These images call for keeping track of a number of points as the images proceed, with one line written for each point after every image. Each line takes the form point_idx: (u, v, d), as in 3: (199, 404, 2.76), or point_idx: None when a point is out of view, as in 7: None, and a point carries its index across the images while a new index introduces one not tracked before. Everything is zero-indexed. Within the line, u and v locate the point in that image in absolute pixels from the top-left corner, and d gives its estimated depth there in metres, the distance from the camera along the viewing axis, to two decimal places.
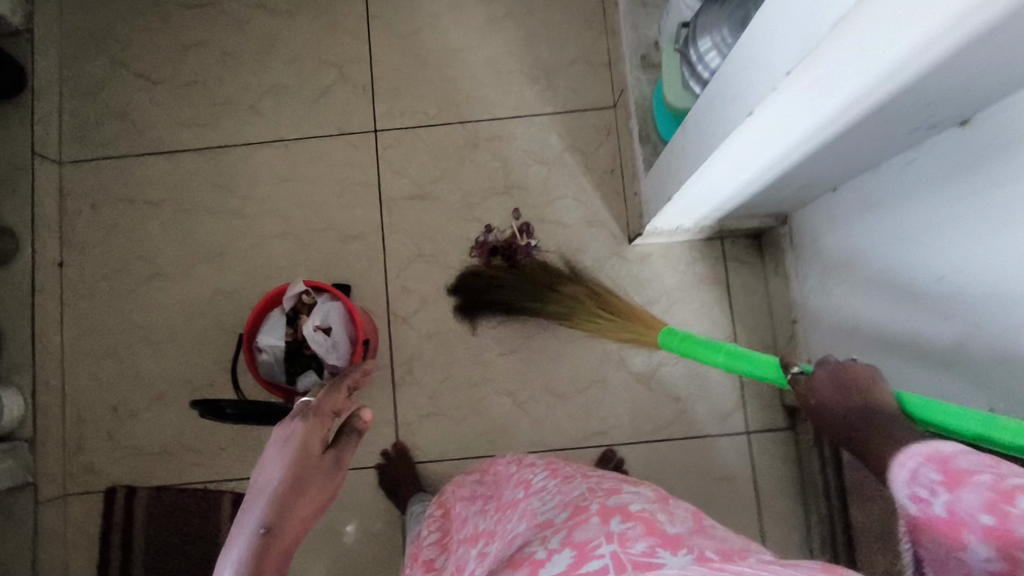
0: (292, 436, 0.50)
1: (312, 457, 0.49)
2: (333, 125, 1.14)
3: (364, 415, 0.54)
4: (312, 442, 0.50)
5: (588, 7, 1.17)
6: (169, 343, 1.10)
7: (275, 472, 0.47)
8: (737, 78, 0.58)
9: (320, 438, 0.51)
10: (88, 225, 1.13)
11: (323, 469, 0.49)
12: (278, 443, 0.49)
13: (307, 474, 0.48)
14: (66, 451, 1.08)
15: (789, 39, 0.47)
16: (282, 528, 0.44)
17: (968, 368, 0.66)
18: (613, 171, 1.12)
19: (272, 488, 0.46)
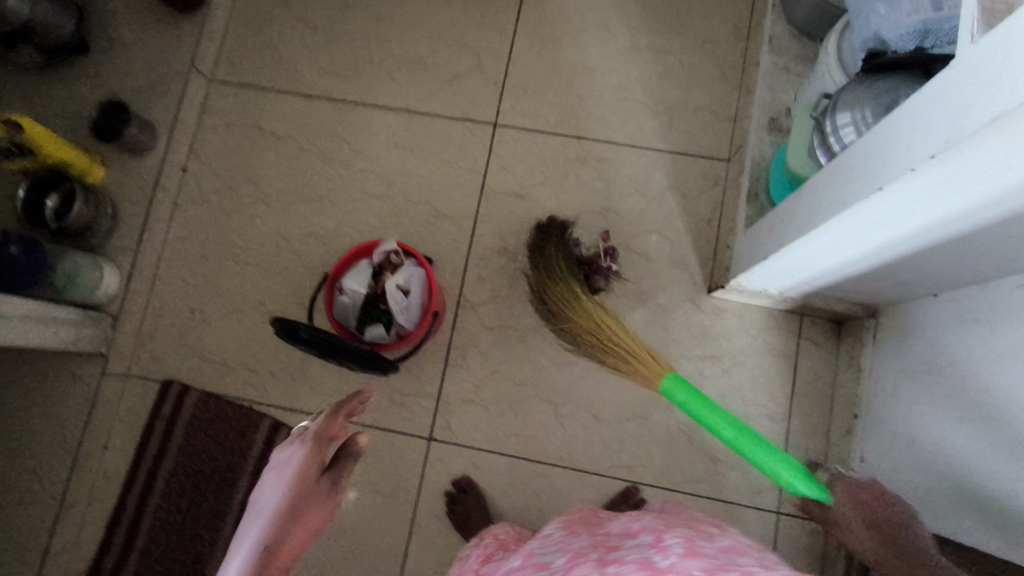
0: (287, 463, 0.56)
1: (301, 484, 0.54)
2: (457, 109, 1.19)
3: (358, 442, 0.57)
4: (304, 474, 0.55)
5: (728, 59, 1.18)
6: (255, 266, 1.18)
7: (271, 497, 0.53)
8: (873, 155, 0.58)
9: (307, 476, 0.55)
10: (217, 140, 1.21)
11: (316, 487, 0.55)
12: (269, 478, 0.56)
13: (302, 491, 0.54)
14: (138, 336, 1.15)
15: (943, 125, 0.48)
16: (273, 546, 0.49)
17: None
18: (710, 221, 1.13)
19: (268, 511, 0.52)
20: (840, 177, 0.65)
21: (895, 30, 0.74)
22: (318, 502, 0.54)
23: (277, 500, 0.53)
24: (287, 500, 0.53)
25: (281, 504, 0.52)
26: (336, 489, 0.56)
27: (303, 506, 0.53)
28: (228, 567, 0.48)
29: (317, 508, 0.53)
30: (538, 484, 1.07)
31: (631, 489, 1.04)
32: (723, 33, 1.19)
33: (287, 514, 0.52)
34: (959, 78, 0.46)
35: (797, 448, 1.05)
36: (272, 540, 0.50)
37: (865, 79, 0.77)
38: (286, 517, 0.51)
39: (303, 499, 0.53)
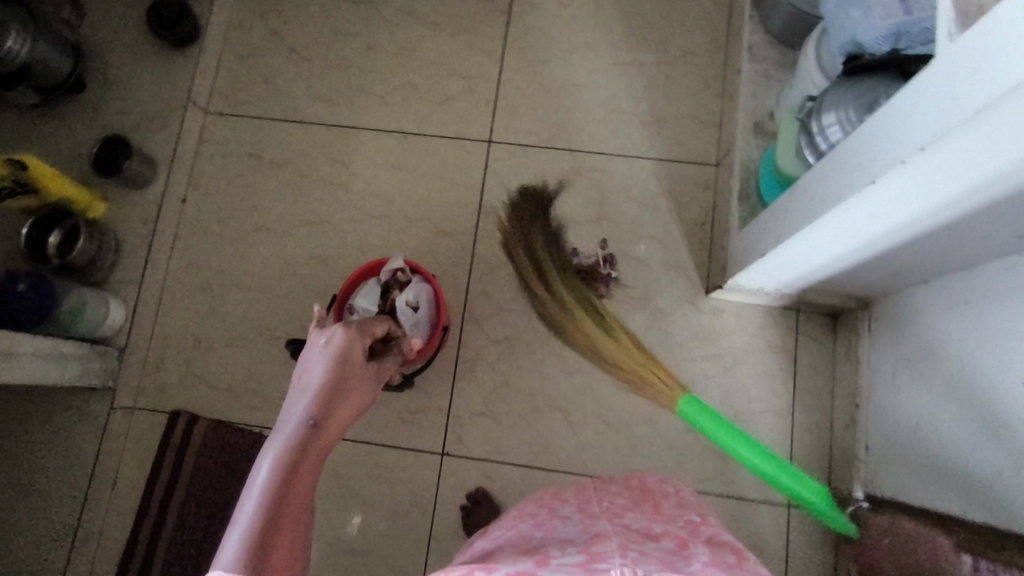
0: (332, 344, 0.69)
1: (344, 360, 0.68)
2: (451, 129, 1.23)
3: (379, 329, 0.77)
4: (349, 350, 0.69)
5: (710, 69, 1.23)
6: (259, 292, 1.19)
7: (318, 368, 0.67)
8: (863, 150, 0.62)
9: (348, 353, 0.69)
10: (215, 171, 1.23)
11: (356, 366, 0.69)
12: (313, 356, 0.69)
13: (342, 367, 0.68)
14: (144, 368, 1.15)
15: (931, 117, 0.51)
16: (322, 420, 0.62)
17: None
18: (703, 225, 1.16)
19: (314, 386, 0.65)
20: (832, 174, 0.68)
21: (873, 34, 0.78)
22: (355, 379, 0.68)
23: (320, 377, 0.66)
24: (329, 375, 0.67)
25: (326, 376, 0.66)
26: (367, 373, 0.71)
27: (344, 380, 0.67)
28: (285, 430, 0.61)
29: (354, 385, 0.68)
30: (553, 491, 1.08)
31: None
32: (702, 44, 1.24)
33: (330, 385, 0.66)
34: (943, 73, 0.50)
35: (803, 440, 1.07)
36: (321, 407, 0.63)
37: (845, 80, 0.81)
38: (330, 390, 0.65)
39: (343, 375, 0.68)
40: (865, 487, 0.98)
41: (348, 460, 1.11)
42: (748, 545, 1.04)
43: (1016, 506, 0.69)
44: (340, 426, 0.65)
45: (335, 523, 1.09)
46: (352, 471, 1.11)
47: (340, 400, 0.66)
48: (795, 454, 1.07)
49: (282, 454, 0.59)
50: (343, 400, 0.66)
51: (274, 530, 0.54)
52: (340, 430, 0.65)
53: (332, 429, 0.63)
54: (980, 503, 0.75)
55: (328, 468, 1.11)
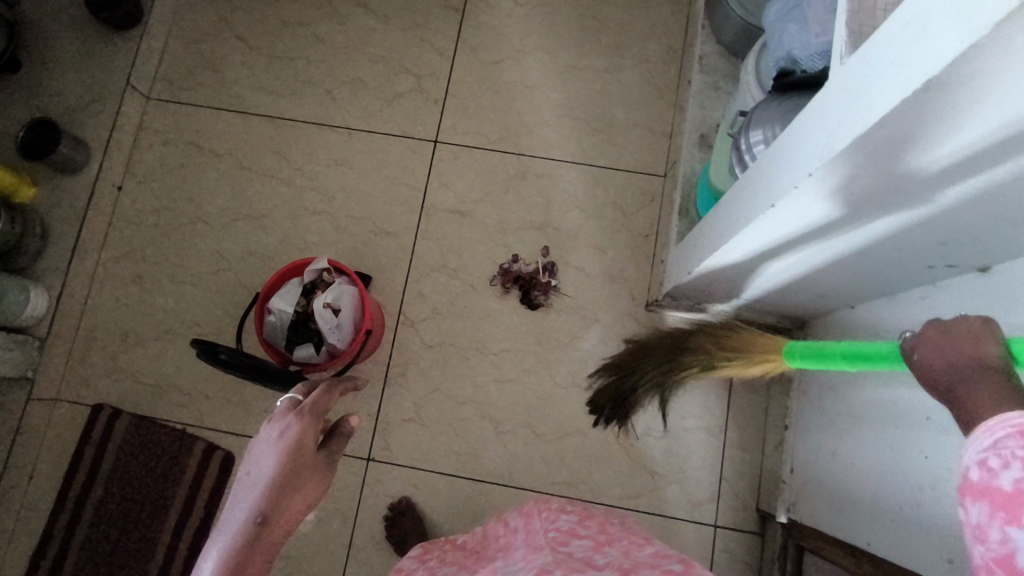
0: (278, 439, 0.62)
1: (298, 451, 0.61)
2: (398, 127, 1.20)
3: (350, 423, 0.67)
4: (300, 439, 0.62)
5: (664, 78, 1.20)
6: (192, 286, 1.15)
7: (265, 465, 0.59)
8: (768, 171, 0.60)
9: (299, 445, 0.62)
10: (154, 159, 1.20)
11: (310, 458, 0.62)
12: (260, 451, 0.61)
13: (297, 460, 0.61)
14: (70, 359, 1.13)
15: (820, 143, 0.49)
16: (269, 518, 0.56)
17: (932, 515, 0.65)
18: (648, 236, 1.14)
19: (265, 478, 0.58)
20: (744, 194, 0.66)
21: (805, 50, 0.77)
22: (308, 475, 0.60)
23: (270, 471, 0.59)
24: (282, 467, 0.59)
25: (275, 474, 0.59)
26: (324, 463, 0.63)
27: (298, 472, 0.60)
28: (225, 534, 0.54)
29: (307, 481, 0.60)
30: (479, 503, 1.06)
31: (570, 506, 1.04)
32: (658, 52, 1.21)
33: (283, 477, 0.59)
34: (833, 96, 0.47)
35: (734, 460, 1.06)
36: (270, 501, 0.57)
37: (775, 96, 0.79)
38: (280, 486, 0.58)
39: (297, 468, 0.60)
40: (789, 511, 0.96)
41: None
42: None
43: (918, 543, 0.67)
44: (293, 521, 0.58)
45: None
46: None
47: (291, 496, 0.58)
48: (726, 474, 1.05)
49: (224, 560, 0.52)
50: (292, 497, 0.58)
51: None
52: (287, 532, 0.57)
53: (283, 524, 0.56)
54: (889, 537, 0.73)
55: None
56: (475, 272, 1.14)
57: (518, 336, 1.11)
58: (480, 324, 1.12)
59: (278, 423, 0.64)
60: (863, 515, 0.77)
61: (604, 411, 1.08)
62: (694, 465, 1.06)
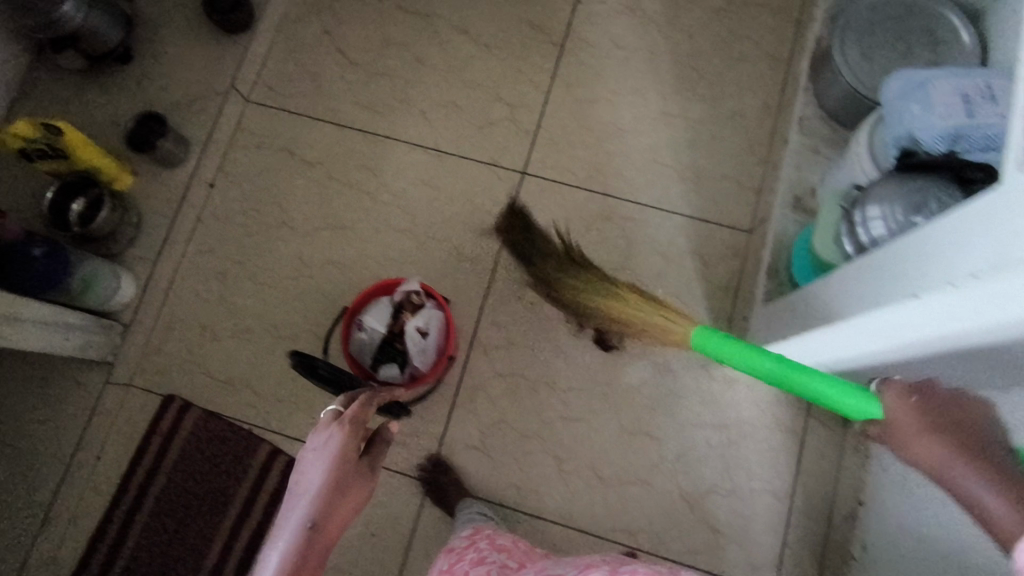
0: (326, 445, 0.59)
1: (348, 459, 0.59)
2: (488, 155, 1.21)
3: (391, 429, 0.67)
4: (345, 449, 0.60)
5: (756, 134, 1.21)
6: (272, 289, 1.17)
7: (316, 473, 0.57)
8: (914, 257, 0.59)
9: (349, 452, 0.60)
10: (247, 161, 1.23)
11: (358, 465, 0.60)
12: (309, 458, 0.59)
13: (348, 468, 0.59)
14: (146, 348, 1.15)
15: (996, 245, 0.48)
16: (322, 523, 0.54)
17: None
18: (727, 289, 1.14)
19: (313, 487, 0.57)
20: (874, 277, 0.66)
21: (929, 130, 0.76)
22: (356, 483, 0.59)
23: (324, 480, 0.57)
24: (331, 476, 0.58)
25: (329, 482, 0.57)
26: (370, 470, 0.61)
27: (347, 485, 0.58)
28: (277, 542, 0.52)
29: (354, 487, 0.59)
30: (536, 539, 1.06)
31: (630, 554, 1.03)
32: (752, 108, 1.22)
33: (331, 485, 0.57)
34: (1015, 199, 0.46)
35: (800, 528, 1.04)
36: (320, 507, 0.55)
37: (895, 175, 0.79)
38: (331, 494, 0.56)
39: (344, 475, 0.58)
40: None
41: None
42: None
43: None
44: (343, 526, 0.57)
45: None
46: None
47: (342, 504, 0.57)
48: (790, 540, 1.04)
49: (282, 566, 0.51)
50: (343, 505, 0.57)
51: None
52: (337, 537, 0.56)
53: (335, 529, 0.55)
54: None
55: None
56: (551, 306, 1.15)
57: (588, 375, 1.12)
58: (552, 359, 1.13)
59: (320, 430, 0.62)
60: None
61: (668, 461, 1.08)
62: (756, 527, 1.05)
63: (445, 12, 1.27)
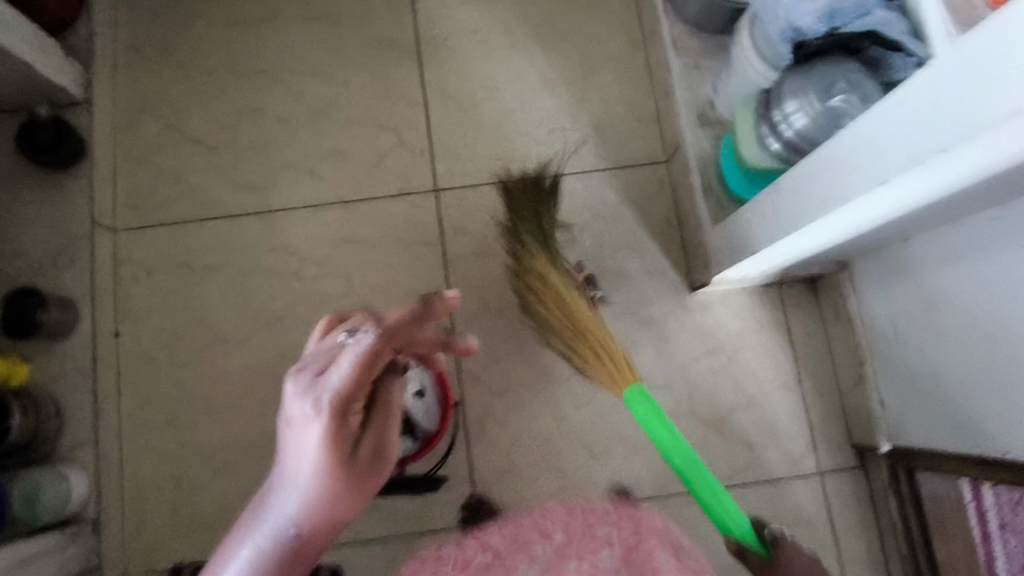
0: (318, 424, 0.60)
1: (347, 453, 0.64)
2: (393, 186, 1.15)
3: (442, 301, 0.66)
4: (338, 439, 0.62)
5: (635, 66, 1.21)
6: (233, 412, 1.08)
7: (311, 465, 0.62)
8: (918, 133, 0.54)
9: (345, 426, 0.62)
10: (145, 291, 1.12)
11: (356, 458, 0.65)
12: (302, 425, 0.61)
13: (347, 470, 0.64)
14: (125, 530, 1.04)
15: (970, 117, 0.48)
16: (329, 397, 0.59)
17: None
18: (669, 222, 1.16)
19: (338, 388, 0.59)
20: (829, 172, 0.67)
21: (807, 15, 0.78)
22: (371, 477, 0.67)
23: (342, 395, 0.59)
24: (351, 384, 0.59)
25: (330, 488, 0.63)
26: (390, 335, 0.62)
27: (377, 453, 0.67)
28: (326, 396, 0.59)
29: (368, 483, 0.67)
30: None
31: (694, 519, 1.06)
32: (622, 43, 1.22)
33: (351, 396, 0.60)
34: (974, 60, 0.48)
35: (817, 407, 1.10)
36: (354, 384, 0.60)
37: (796, 66, 0.81)
38: (339, 497, 0.64)
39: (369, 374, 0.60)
40: (891, 440, 1.00)
41: (384, 561, 1.05)
42: (795, 524, 1.06)
43: None
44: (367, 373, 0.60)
45: None
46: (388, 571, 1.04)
47: (360, 504, 0.66)
48: (815, 422, 1.09)
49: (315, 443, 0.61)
50: (357, 501, 0.66)
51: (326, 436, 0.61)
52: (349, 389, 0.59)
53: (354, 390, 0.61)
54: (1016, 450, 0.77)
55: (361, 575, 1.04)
56: (519, 307, 1.13)
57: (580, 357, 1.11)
58: (543, 356, 1.11)
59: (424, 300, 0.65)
60: (985, 436, 0.82)
61: (684, 401, 1.10)
62: (783, 425, 1.09)
63: (286, 62, 1.19)
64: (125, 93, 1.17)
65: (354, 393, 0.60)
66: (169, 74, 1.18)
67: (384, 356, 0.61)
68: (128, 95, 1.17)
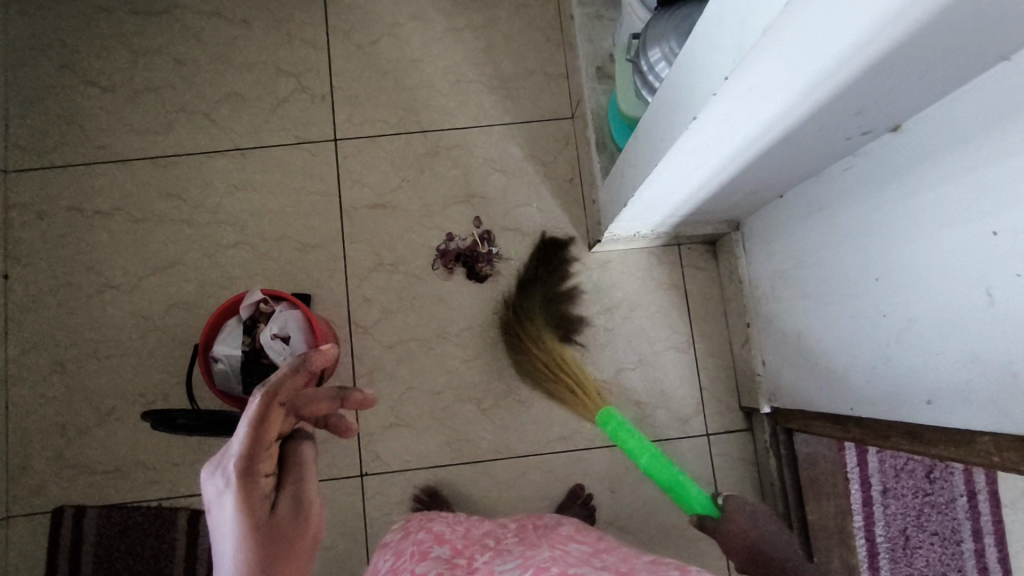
0: (225, 491, 0.50)
1: (263, 521, 0.51)
2: (291, 134, 1.13)
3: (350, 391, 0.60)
4: (248, 502, 0.50)
5: (547, 18, 1.18)
6: (120, 359, 1.07)
7: (227, 545, 0.49)
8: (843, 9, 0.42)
9: (255, 489, 0.51)
10: (33, 234, 1.09)
11: (270, 522, 0.51)
12: (216, 508, 0.50)
13: (263, 539, 0.50)
14: (10, 471, 1.04)
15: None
16: (234, 475, 0.50)
17: (892, 368, 0.70)
18: (572, 179, 1.14)
19: (236, 455, 0.50)
20: (663, 111, 0.66)
21: None
22: (296, 539, 0.51)
23: (240, 454, 0.50)
24: (249, 444, 0.50)
25: (250, 564, 0.49)
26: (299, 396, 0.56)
27: (300, 513, 0.53)
28: (224, 471, 0.51)
29: (296, 548, 0.51)
30: (484, 483, 1.06)
31: (576, 488, 1.05)
32: None
33: (251, 454, 0.50)
34: None
35: (709, 369, 1.09)
36: (251, 445, 0.50)
37: (663, 13, 0.78)
38: (257, 575, 0.49)
39: (274, 427, 0.52)
40: (771, 401, 1.00)
41: None
42: None
43: (895, 396, 0.71)
44: (268, 435, 0.51)
45: None
46: None
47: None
48: (706, 384, 1.09)
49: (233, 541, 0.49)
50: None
51: (243, 519, 0.49)
52: (255, 450, 0.51)
53: (261, 460, 0.51)
54: (862, 403, 0.77)
55: None
56: (415, 261, 1.11)
57: (473, 312, 1.10)
58: (437, 310, 1.10)
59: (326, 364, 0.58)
60: (838, 391, 0.82)
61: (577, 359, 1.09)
62: (674, 385, 1.09)
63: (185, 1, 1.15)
64: (16, 27, 1.13)
65: (257, 457, 0.51)
66: (63, 10, 1.14)
67: (281, 406, 0.52)
68: (19, 30, 1.13)
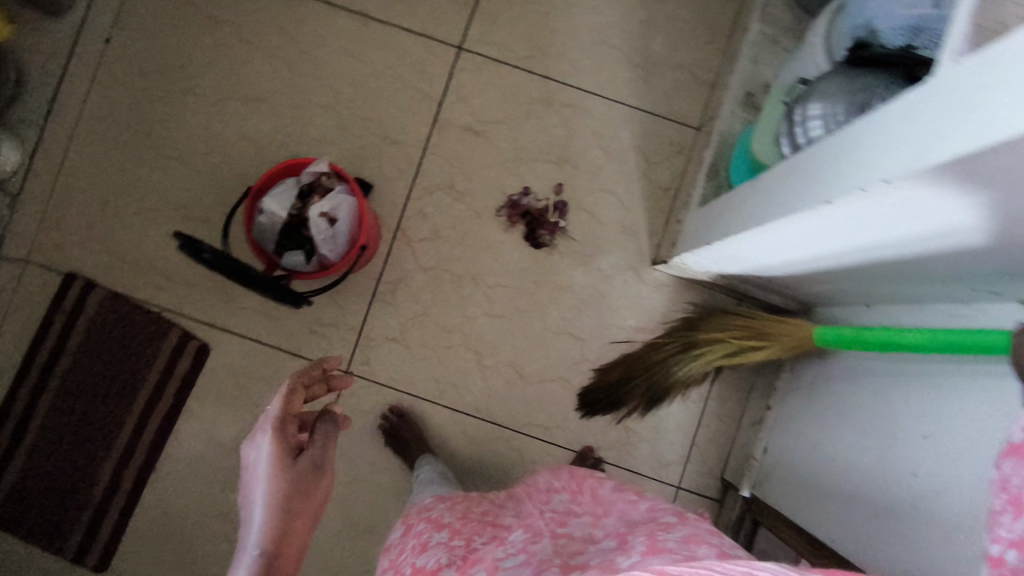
0: (264, 443, 0.69)
1: (289, 463, 0.69)
2: (420, 23, 1.08)
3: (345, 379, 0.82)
4: (280, 451, 0.69)
5: (719, 19, 1.09)
6: (178, 165, 1.07)
7: (257, 509, 0.66)
8: None
9: (285, 444, 0.70)
10: (145, 12, 1.08)
11: (312, 480, 0.70)
12: (254, 459, 0.70)
13: (292, 477, 0.68)
14: (43, 220, 1.06)
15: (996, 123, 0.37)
16: (280, 424, 0.70)
17: (892, 526, 0.67)
18: (667, 190, 1.08)
19: (271, 421, 0.70)
20: (797, 176, 0.61)
21: None
22: (315, 487, 0.69)
23: (275, 415, 0.70)
24: (281, 409, 0.70)
25: (279, 499, 0.67)
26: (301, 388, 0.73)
27: (318, 468, 0.71)
28: (262, 431, 0.70)
29: (310, 496, 0.69)
30: (452, 431, 1.06)
31: (587, 452, 1.04)
32: None
33: (281, 416, 0.70)
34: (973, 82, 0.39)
35: (709, 429, 1.06)
36: (283, 406, 0.70)
37: (844, 71, 0.71)
38: (283, 510, 0.66)
39: (292, 399, 0.71)
40: (754, 488, 0.99)
41: (251, 361, 1.06)
42: None
43: (879, 550, 0.68)
44: (291, 400, 0.71)
45: (223, 419, 1.06)
46: (249, 372, 1.06)
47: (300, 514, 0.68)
48: (701, 441, 1.06)
49: (269, 485, 0.67)
50: (304, 506, 0.68)
51: (277, 461, 0.68)
52: (280, 414, 0.70)
53: (286, 428, 0.71)
54: (843, 540, 0.74)
55: (224, 363, 1.06)
56: (482, 198, 1.08)
57: (514, 271, 1.08)
58: (482, 254, 1.08)
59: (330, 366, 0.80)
60: (825, 515, 0.79)
61: (589, 360, 1.07)
62: (670, 429, 1.06)
63: None
64: None
65: (286, 419, 0.71)
66: None
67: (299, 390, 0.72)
68: None
